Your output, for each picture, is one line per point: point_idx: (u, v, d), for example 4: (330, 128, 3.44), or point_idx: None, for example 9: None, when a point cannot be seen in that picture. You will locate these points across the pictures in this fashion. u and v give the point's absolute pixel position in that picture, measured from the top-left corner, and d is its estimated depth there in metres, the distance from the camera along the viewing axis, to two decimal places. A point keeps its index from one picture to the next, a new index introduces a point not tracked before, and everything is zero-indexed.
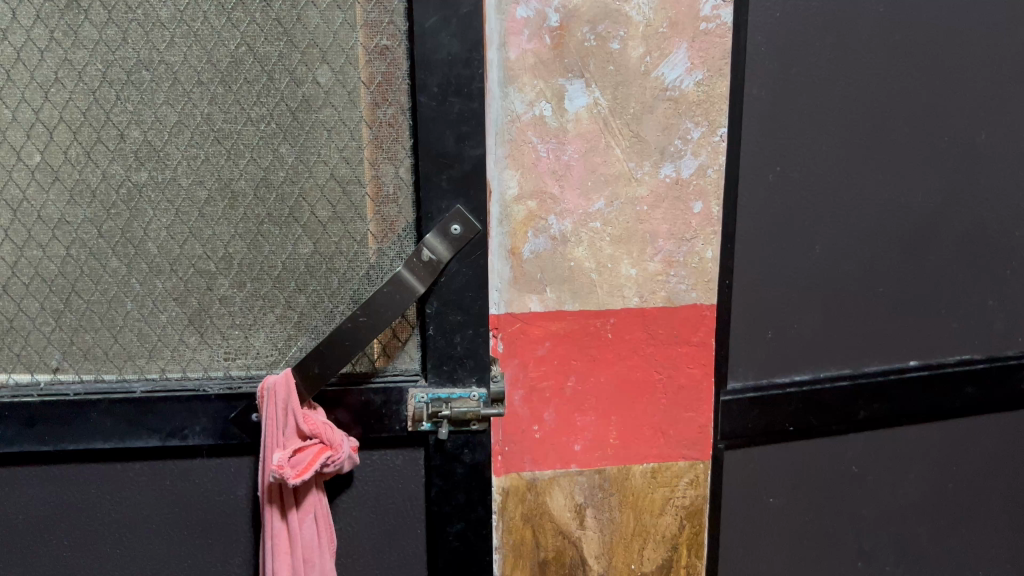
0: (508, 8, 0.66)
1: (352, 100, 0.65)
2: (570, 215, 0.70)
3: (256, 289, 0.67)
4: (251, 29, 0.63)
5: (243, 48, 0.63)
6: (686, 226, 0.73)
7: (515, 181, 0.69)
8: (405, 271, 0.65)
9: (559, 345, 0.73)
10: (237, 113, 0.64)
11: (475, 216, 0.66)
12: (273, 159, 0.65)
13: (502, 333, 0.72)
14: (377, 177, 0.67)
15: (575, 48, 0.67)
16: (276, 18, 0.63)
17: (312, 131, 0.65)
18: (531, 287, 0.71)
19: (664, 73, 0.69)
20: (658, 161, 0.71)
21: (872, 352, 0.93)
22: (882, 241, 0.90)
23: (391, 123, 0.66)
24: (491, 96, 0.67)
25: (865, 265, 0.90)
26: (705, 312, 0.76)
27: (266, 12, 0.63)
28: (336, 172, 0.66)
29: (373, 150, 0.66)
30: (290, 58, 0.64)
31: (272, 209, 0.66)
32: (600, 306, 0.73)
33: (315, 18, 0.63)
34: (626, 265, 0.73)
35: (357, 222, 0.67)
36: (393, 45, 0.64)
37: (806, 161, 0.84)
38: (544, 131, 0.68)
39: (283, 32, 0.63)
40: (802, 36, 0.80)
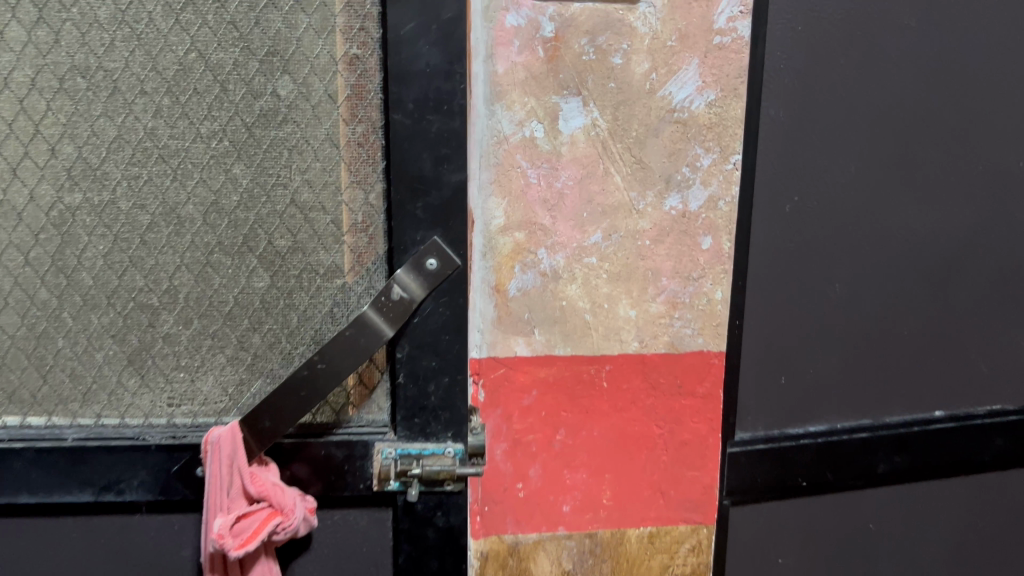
0: (496, 16, 0.58)
1: (317, 116, 0.57)
2: (563, 249, 0.63)
3: (205, 327, 0.60)
4: (203, 33, 0.55)
5: (193, 55, 0.55)
6: (693, 262, 0.65)
7: (502, 210, 0.61)
8: (373, 310, 0.57)
9: (548, 394, 0.65)
10: (184, 128, 0.56)
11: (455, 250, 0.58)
12: (226, 182, 0.57)
13: (483, 379, 0.64)
14: (345, 203, 0.59)
15: (571, 62, 0.59)
16: (230, 21, 0.55)
17: (271, 150, 0.57)
18: (517, 328, 0.64)
19: (672, 92, 0.61)
20: (663, 191, 0.63)
21: (895, 400, 0.85)
22: (908, 280, 0.82)
23: (361, 143, 0.58)
24: (476, 114, 0.60)
25: (889, 304, 0.82)
26: (713, 360, 0.67)
27: (220, 15, 0.55)
28: (298, 197, 0.58)
29: (341, 172, 0.58)
30: (247, 67, 0.56)
31: (224, 237, 0.58)
32: (595, 352, 0.65)
33: (277, 22, 0.56)
34: (625, 305, 0.65)
35: (320, 253, 0.59)
36: (364, 54, 0.57)
37: (826, 190, 0.76)
38: (534, 155, 0.61)
39: (240, 38, 0.56)
40: (827, 54, 0.72)
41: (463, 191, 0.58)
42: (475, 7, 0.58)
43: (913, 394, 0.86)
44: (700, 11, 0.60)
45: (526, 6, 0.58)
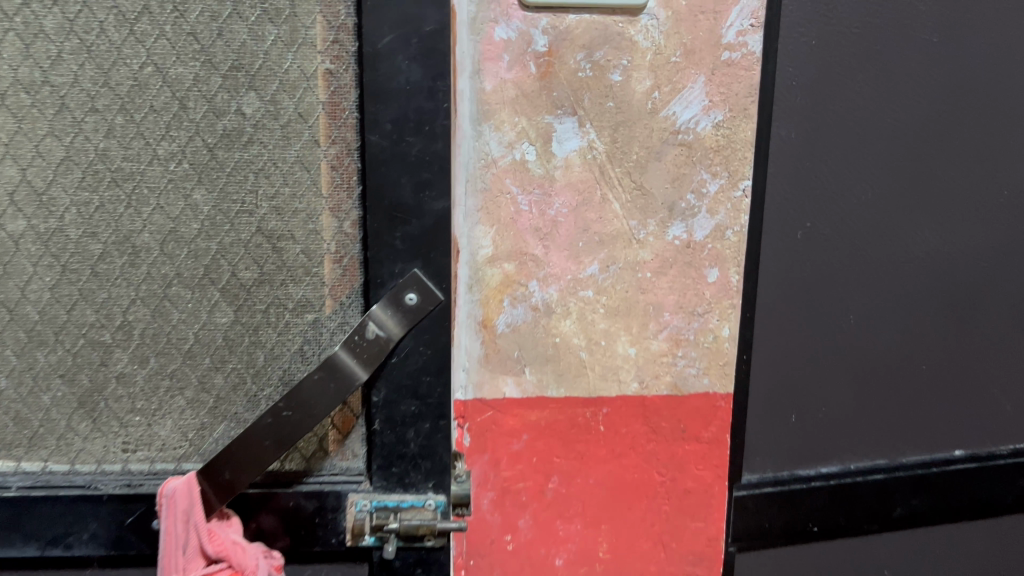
0: (484, 28, 0.53)
1: (286, 136, 0.52)
2: (556, 281, 0.57)
3: (162, 367, 0.54)
4: (160, 46, 0.50)
5: (148, 69, 0.50)
6: (698, 297, 0.59)
7: (490, 239, 0.56)
8: (345, 351, 0.52)
9: (539, 439, 0.60)
10: (139, 150, 0.51)
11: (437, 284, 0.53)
12: (185, 208, 0.52)
13: (468, 423, 0.59)
14: (316, 232, 0.54)
15: (566, 79, 0.54)
16: (190, 32, 0.50)
17: (235, 174, 0.52)
18: (506, 367, 0.58)
19: (676, 112, 0.56)
20: (666, 219, 0.57)
21: (912, 439, 0.80)
22: (927, 311, 0.77)
23: (334, 167, 0.53)
24: (462, 134, 0.55)
25: (905, 337, 0.77)
26: (719, 402, 0.62)
27: (179, 25, 0.50)
28: (264, 225, 0.53)
29: (312, 198, 0.53)
30: (209, 83, 0.51)
31: (183, 268, 0.53)
32: (591, 393, 0.60)
33: (242, 33, 0.51)
34: (624, 343, 0.59)
35: (289, 286, 0.54)
36: (337, 69, 0.51)
37: (839, 216, 0.71)
38: (525, 179, 0.56)
39: (201, 50, 0.50)
40: (842, 71, 0.66)
41: (445, 220, 0.53)
42: (461, 19, 0.53)
43: (931, 432, 0.80)
44: (707, 24, 0.55)
45: (516, 18, 0.53)
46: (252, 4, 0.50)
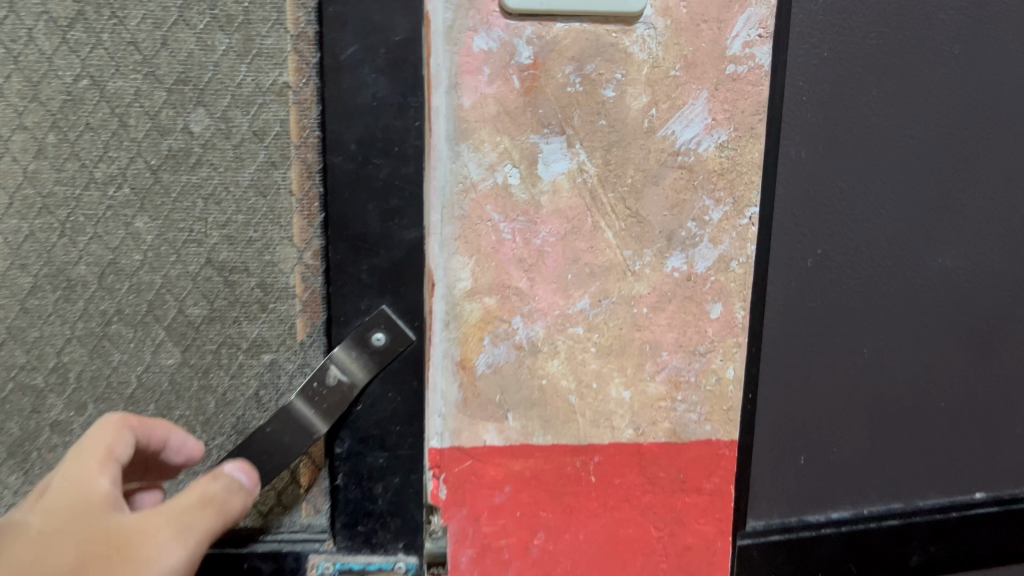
0: (462, 38, 0.48)
1: (239, 157, 0.47)
2: (542, 318, 0.52)
3: (101, 414, 0.49)
4: (96, 56, 0.45)
5: (84, 82, 0.45)
6: (700, 334, 0.54)
7: (468, 271, 0.51)
8: (303, 402, 0.47)
9: (523, 491, 0.54)
10: (74, 172, 0.46)
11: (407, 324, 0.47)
12: (126, 237, 0.47)
13: (445, 474, 0.53)
14: (274, 264, 0.48)
15: (553, 94, 0.49)
16: (131, 41, 0.45)
17: (181, 199, 0.47)
18: (487, 412, 0.53)
19: (675, 131, 0.50)
20: (664, 249, 0.52)
21: (930, 481, 0.74)
22: (946, 343, 0.71)
23: (294, 192, 0.47)
24: (437, 156, 0.49)
25: (924, 373, 0.71)
26: (723, 450, 0.56)
27: (118, 33, 0.45)
28: (215, 256, 0.47)
29: (269, 227, 0.48)
30: (152, 98, 0.45)
31: (124, 304, 0.48)
32: (581, 440, 0.54)
33: (189, 43, 0.45)
34: (617, 385, 0.53)
35: (243, 324, 0.48)
36: (297, 83, 0.46)
37: (852, 242, 0.65)
38: (507, 205, 0.50)
39: (143, 62, 0.45)
40: (856, 85, 0.61)
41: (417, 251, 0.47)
42: (436, 28, 0.48)
43: (951, 471, 0.75)
44: (710, 34, 0.50)
45: (498, 27, 0.48)
46: (200, 10, 0.45)
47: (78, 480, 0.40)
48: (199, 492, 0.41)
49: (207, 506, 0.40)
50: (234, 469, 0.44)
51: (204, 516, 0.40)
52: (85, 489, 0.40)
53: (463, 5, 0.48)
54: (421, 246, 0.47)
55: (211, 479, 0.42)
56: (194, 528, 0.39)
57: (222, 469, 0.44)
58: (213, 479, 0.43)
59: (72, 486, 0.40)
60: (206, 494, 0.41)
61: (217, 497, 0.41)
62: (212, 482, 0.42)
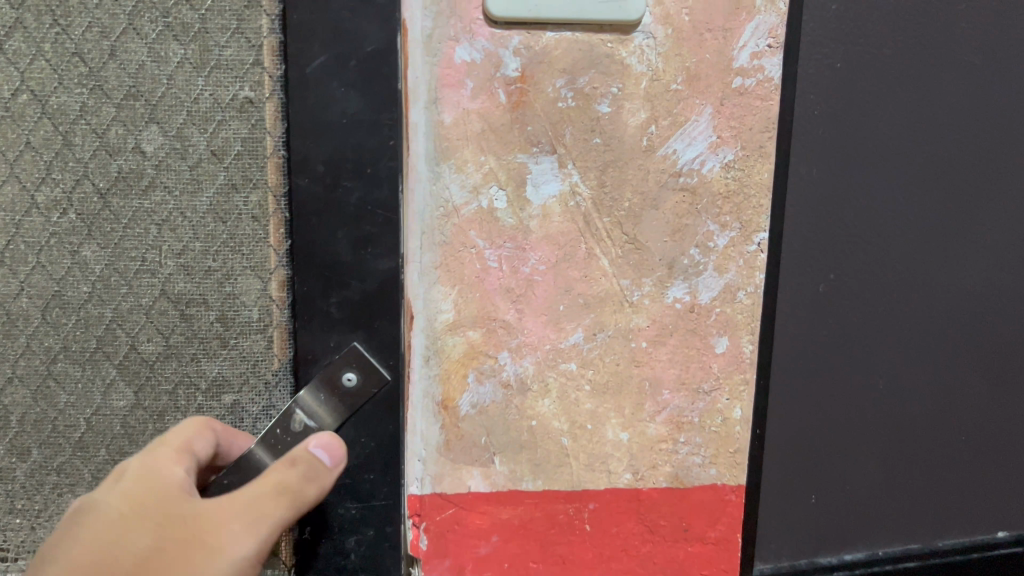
0: (441, 48, 0.44)
1: (195, 180, 0.45)
2: (532, 353, 0.47)
3: (47, 459, 0.47)
4: (37, 69, 0.44)
5: (24, 97, 0.44)
6: (704, 371, 0.49)
7: (450, 302, 0.46)
8: (263, 450, 0.44)
9: (511, 541, 0.50)
10: (14, 195, 0.45)
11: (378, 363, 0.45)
12: (73, 265, 0.45)
13: (425, 523, 0.49)
14: (234, 295, 0.46)
15: (543, 109, 0.45)
16: (76, 51, 0.44)
17: (132, 225, 0.45)
18: (471, 456, 0.48)
19: (677, 149, 0.46)
20: (664, 278, 0.47)
21: (947, 521, 0.69)
22: (970, 376, 0.65)
23: (256, 217, 0.46)
24: (416, 176, 0.45)
25: (946, 406, 0.65)
26: (729, 496, 0.51)
27: (61, 43, 0.43)
28: (170, 287, 0.46)
29: (230, 256, 0.46)
30: (99, 115, 0.44)
31: (71, 340, 0.46)
32: (574, 486, 0.49)
33: (139, 54, 0.44)
34: (614, 426, 0.49)
35: (202, 360, 0.46)
36: (259, 97, 0.45)
37: (869, 266, 0.58)
38: (493, 230, 0.46)
39: (89, 74, 0.44)
40: (873, 96, 0.54)
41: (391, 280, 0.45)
42: (413, 36, 0.44)
43: (972, 508, 0.69)
44: (715, 44, 0.45)
45: (482, 36, 0.44)
46: (151, 18, 0.43)
47: (152, 466, 0.37)
48: (275, 479, 0.37)
49: (284, 496, 0.37)
50: (315, 449, 0.39)
51: (277, 507, 0.37)
52: (158, 475, 0.37)
53: (443, 12, 0.43)
54: (395, 275, 0.45)
55: (289, 466, 0.38)
56: (268, 519, 0.36)
57: (300, 448, 0.39)
58: (292, 466, 0.38)
59: (148, 469, 0.37)
60: (288, 482, 0.38)
61: (293, 486, 0.38)
62: (291, 468, 0.38)
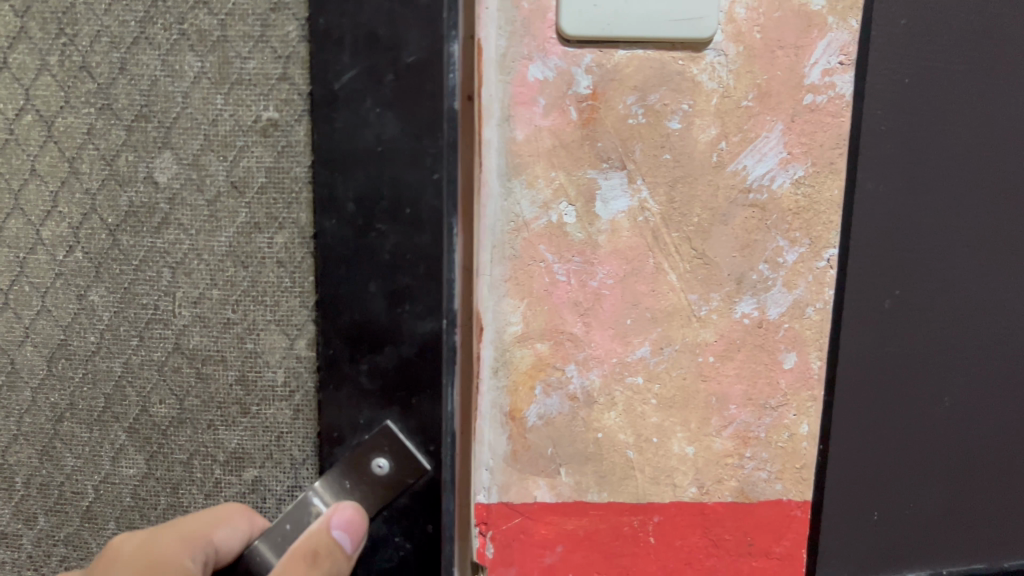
0: (515, 67, 0.45)
1: (211, 216, 0.40)
2: (599, 365, 0.48)
3: (54, 528, 0.46)
4: (43, 85, 0.40)
5: (28, 117, 0.41)
6: (771, 386, 0.49)
7: (519, 315, 0.47)
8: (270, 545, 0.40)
9: (575, 552, 0.50)
10: (17, 230, 0.42)
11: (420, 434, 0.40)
12: (80, 310, 0.42)
13: (492, 531, 0.50)
14: (255, 354, 0.41)
15: (613, 126, 0.45)
16: (81, 60, 0.39)
17: (142, 269, 0.41)
18: (537, 467, 0.49)
19: (747, 165, 0.46)
20: (732, 293, 0.48)
21: None
22: None
23: (282, 265, 0.40)
24: (487, 192, 0.46)
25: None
26: (795, 512, 0.51)
27: (69, 55, 0.39)
28: (184, 342, 0.41)
29: (251, 310, 0.41)
30: (109, 138, 0.40)
31: (78, 399, 0.44)
32: (639, 498, 0.50)
33: (153, 66, 0.39)
34: (679, 440, 0.49)
35: (217, 430, 0.42)
36: (282, 118, 0.38)
37: (940, 283, 0.54)
38: (561, 245, 0.47)
39: (97, 91, 0.40)
40: (947, 113, 0.51)
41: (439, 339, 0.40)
42: (488, 55, 0.45)
43: None
44: (786, 61, 0.45)
45: (555, 54, 0.44)
46: (166, 25, 0.38)
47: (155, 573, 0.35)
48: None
49: None
50: (336, 535, 0.38)
51: None
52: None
53: (517, 32, 0.44)
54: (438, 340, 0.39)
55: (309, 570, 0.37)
56: None
57: (320, 533, 0.38)
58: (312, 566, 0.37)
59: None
60: None
61: None
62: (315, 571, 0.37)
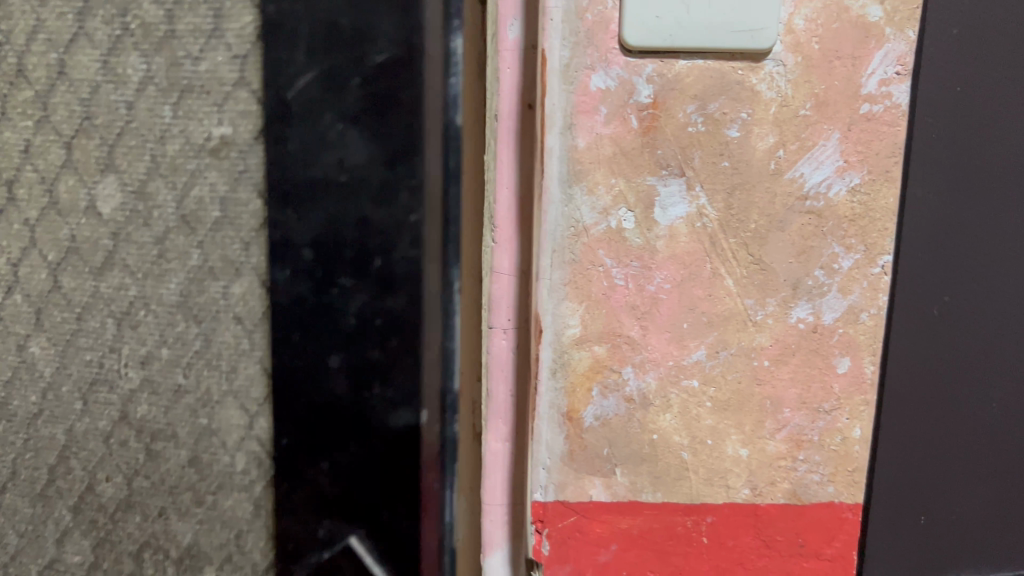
0: (578, 77, 0.46)
1: (160, 254, 0.46)
2: (655, 368, 0.49)
3: None
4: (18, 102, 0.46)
5: None
6: (825, 390, 0.50)
7: (578, 318, 0.49)
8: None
9: (630, 550, 0.51)
10: None
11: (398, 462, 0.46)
12: (21, 364, 0.49)
13: (548, 529, 0.51)
14: (211, 427, 0.48)
15: (672, 134, 0.46)
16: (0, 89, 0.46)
17: (85, 317, 0.47)
18: (594, 467, 0.50)
19: (804, 173, 0.47)
20: (789, 298, 0.48)
21: None
22: None
23: (239, 319, 0.46)
24: (549, 198, 0.47)
25: None
26: (846, 514, 0.52)
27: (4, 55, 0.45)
28: (132, 412, 0.48)
29: (204, 377, 0.47)
30: (47, 157, 0.46)
31: (22, 464, 0.50)
32: (693, 499, 0.51)
33: (95, 67, 0.44)
34: (734, 442, 0.50)
35: (172, 515, 0.49)
36: (234, 134, 0.44)
37: (1002, 284, 0.49)
38: (620, 250, 0.48)
39: (35, 98, 0.45)
40: (999, 102, 0.47)
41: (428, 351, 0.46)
42: (552, 66, 0.46)
43: None
44: (844, 71, 0.46)
45: (617, 64, 0.46)
46: (108, 21, 0.44)
47: None
48: None
49: None
50: None
51: None
52: None
53: (580, 43, 0.46)
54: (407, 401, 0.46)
55: None
56: None
57: None
58: None
59: None
60: None
61: None
62: None
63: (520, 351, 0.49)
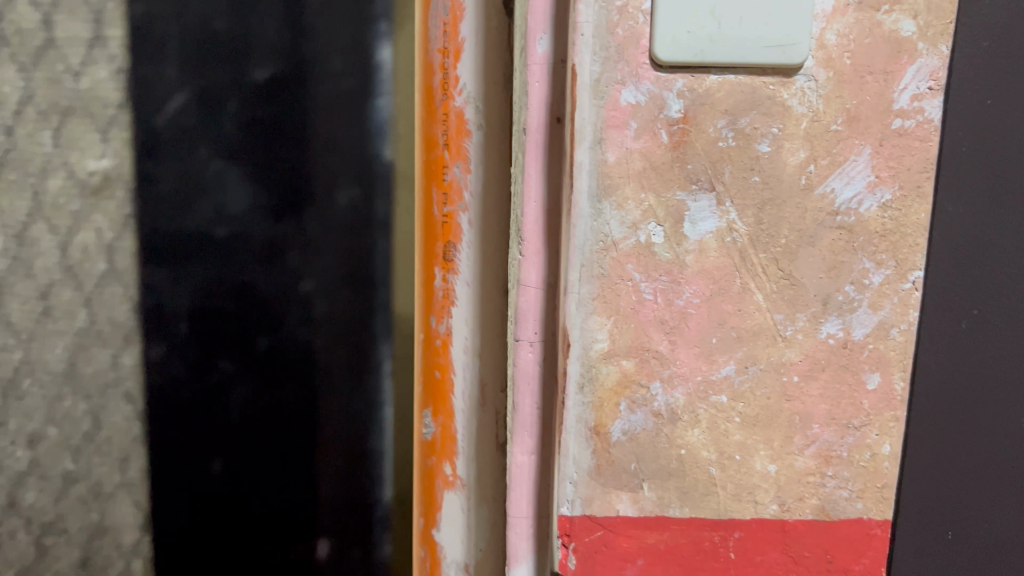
0: (608, 91, 0.46)
1: (55, 388, 0.64)
2: (683, 384, 0.49)
3: None
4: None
5: None
6: (855, 406, 0.49)
7: (606, 332, 0.48)
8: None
9: (657, 565, 0.51)
10: None
11: (325, 423, 0.63)
12: None
13: (575, 543, 0.51)
14: (101, 517, 0.66)
15: (702, 150, 0.46)
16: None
17: None
18: (621, 481, 0.50)
19: (835, 189, 0.47)
20: (818, 314, 0.48)
21: None
22: None
23: (131, 399, 0.64)
24: (578, 212, 0.47)
25: None
26: (875, 530, 0.51)
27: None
28: (18, 492, 0.66)
29: (95, 462, 0.65)
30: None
31: None
32: (721, 514, 0.50)
33: (15, 88, 0.61)
34: (762, 458, 0.50)
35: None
36: (112, 142, 0.62)
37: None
38: (649, 264, 0.48)
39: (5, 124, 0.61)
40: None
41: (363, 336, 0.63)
42: (583, 81, 0.46)
43: None
44: (876, 86, 0.46)
45: (647, 79, 0.46)
46: None
47: None
48: None
49: None
50: None
51: None
52: None
53: (611, 57, 0.46)
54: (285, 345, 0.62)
55: None
56: None
57: None
58: None
59: None
60: None
61: None
62: None
63: (546, 364, 0.50)
